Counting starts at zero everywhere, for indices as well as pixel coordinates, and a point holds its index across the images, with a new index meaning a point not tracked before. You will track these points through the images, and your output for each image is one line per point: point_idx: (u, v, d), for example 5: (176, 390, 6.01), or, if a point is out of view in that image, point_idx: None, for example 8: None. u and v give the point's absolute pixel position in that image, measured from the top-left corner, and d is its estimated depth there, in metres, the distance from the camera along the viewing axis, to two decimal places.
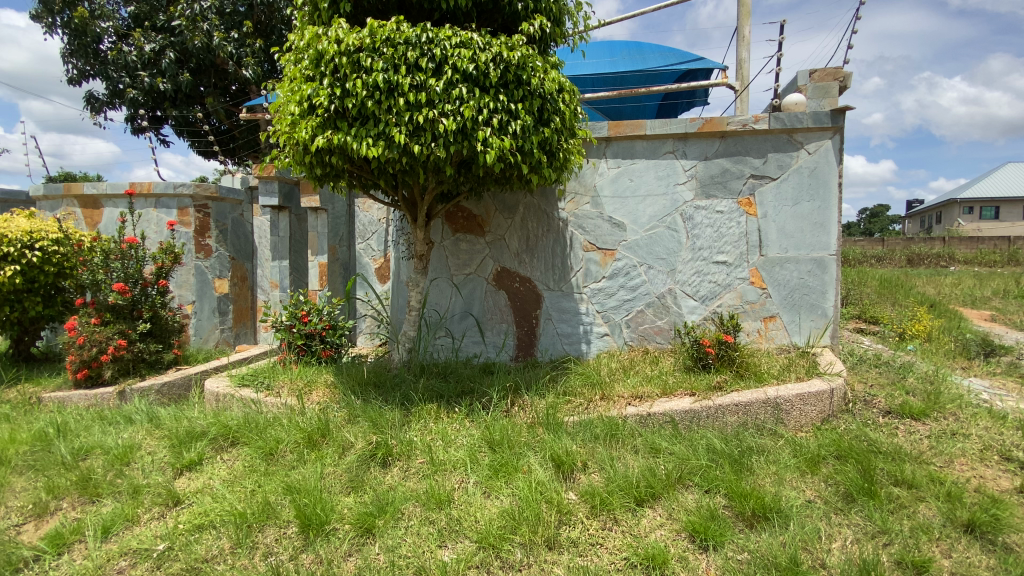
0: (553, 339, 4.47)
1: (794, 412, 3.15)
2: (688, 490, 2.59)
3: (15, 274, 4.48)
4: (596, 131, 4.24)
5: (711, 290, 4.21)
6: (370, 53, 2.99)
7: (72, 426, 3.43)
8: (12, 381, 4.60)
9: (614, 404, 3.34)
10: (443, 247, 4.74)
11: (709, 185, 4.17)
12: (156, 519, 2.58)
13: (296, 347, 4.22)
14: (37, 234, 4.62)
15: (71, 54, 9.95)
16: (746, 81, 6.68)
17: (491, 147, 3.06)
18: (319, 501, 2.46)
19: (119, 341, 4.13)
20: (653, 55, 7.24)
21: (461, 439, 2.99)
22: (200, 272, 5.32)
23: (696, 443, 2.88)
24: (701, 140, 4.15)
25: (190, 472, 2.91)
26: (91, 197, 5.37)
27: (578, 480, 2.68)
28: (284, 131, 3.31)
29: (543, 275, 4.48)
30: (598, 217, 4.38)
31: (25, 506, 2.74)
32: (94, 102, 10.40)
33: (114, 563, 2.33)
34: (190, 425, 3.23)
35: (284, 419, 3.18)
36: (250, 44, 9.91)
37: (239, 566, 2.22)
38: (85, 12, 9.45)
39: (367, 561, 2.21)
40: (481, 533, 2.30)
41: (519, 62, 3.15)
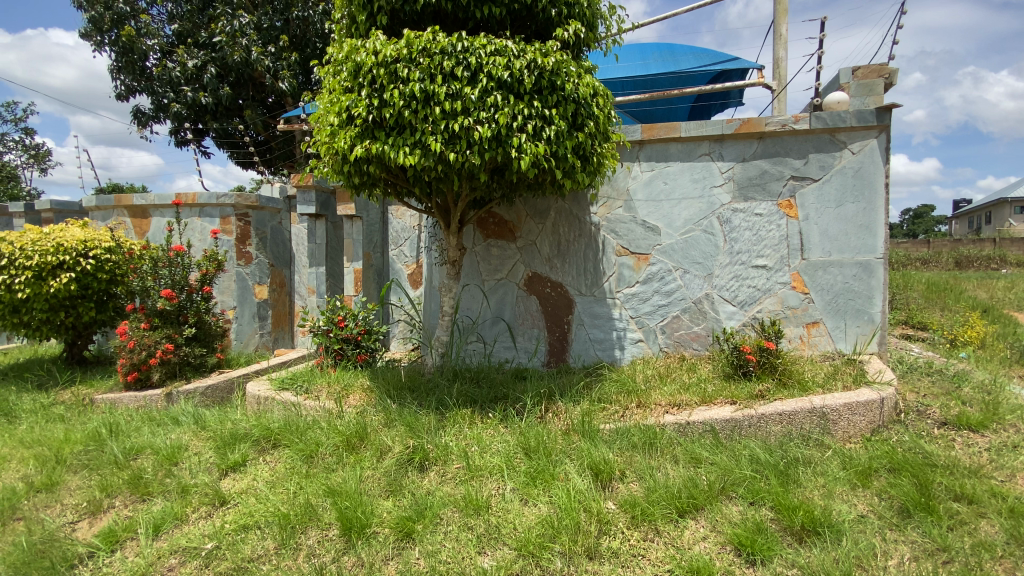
0: (586, 344, 4.42)
1: (842, 421, 3.03)
2: (732, 502, 2.51)
3: (70, 281, 4.72)
4: (630, 134, 4.19)
5: (750, 294, 4.10)
6: (407, 63, 3.04)
7: (123, 427, 3.56)
8: (68, 383, 4.83)
9: (651, 411, 3.27)
10: (474, 252, 4.76)
11: (747, 188, 4.07)
12: (203, 518, 2.65)
13: (333, 351, 4.31)
14: (91, 242, 4.86)
15: (119, 70, 10.45)
16: (783, 80, 6.52)
17: (526, 153, 3.07)
18: (359, 505, 2.48)
19: (167, 345, 4.29)
20: (685, 56, 7.16)
21: (497, 445, 2.98)
22: (241, 279, 5.49)
23: (738, 453, 2.80)
24: (739, 141, 4.06)
25: (234, 473, 2.99)
26: (140, 207, 5.62)
27: (617, 489, 2.63)
28: (323, 141, 3.39)
29: (575, 280, 4.45)
30: (632, 221, 4.32)
31: (80, 504, 2.86)
32: (140, 116, 10.90)
33: (164, 561, 2.40)
34: (234, 427, 3.33)
35: (323, 422, 3.24)
36: (286, 58, 10.27)
37: (284, 567, 2.27)
38: (132, 30, 9.93)
39: (408, 565, 2.23)
40: (520, 541, 2.28)
41: (554, 67, 3.15)
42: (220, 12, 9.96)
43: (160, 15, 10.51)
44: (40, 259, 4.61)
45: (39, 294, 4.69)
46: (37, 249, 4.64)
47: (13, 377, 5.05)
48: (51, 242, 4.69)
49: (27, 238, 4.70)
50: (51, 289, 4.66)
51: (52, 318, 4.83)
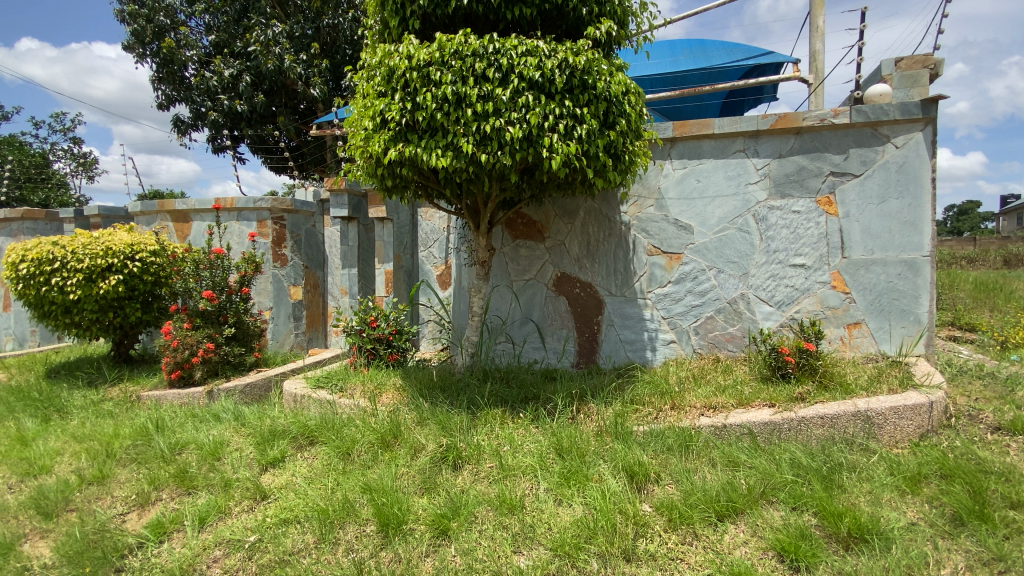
0: (616, 345, 4.38)
1: (888, 426, 2.91)
2: (773, 506, 2.44)
3: (118, 283, 4.94)
4: (661, 131, 4.15)
5: (788, 294, 3.99)
6: (439, 66, 3.07)
7: (168, 423, 3.69)
8: (115, 381, 5.04)
9: (686, 414, 3.20)
10: (503, 253, 4.76)
11: (783, 185, 3.96)
12: (245, 512, 2.73)
13: (366, 351, 4.38)
14: (138, 246, 5.07)
15: (160, 81, 10.87)
16: (820, 74, 6.34)
17: (557, 153, 3.06)
18: (396, 502, 2.52)
19: (208, 344, 4.45)
20: (717, 51, 7.04)
21: (529, 445, 2.97)
22: (277, 280, 5.64)
23: (779, 456, 2.72)
24: (775, 137, 3.96)
25: (274, 468, 3.07)
26: (182, 212, 5.83)
27: (652, 492, 2.59)
28: (358, 145, 3.47)
29: (605, 280, 4.41)
30: (663, 220, 4.26)
31: (130, 496, 2.98)
32: (180, 125, 11.33)
33: (210, 552, 2.48)
34: (272, 424, 3.41)
35: (358, 420, 3.30)
36: (317, 65, 10.53)
37: (323, 562, 2.31)
38: (172, 42, 10.31)
39: (445, 562, 2.25)
40: (556, 541, 2.27)
41: (585, 66, 3.13)
42: (255, 22, 10.27)
43: (199, 26, 10.90)
44: (91, 262, 4.84)
45: (90, 296, 4.91)
46: (88, 252, 4.87)
47: (65, 374, 5.30)
48: (100, 246, 4.91)
49: (79, 242, 4.94)
50: (100, 291, 4.88)
51: (101, 318, 5.06)
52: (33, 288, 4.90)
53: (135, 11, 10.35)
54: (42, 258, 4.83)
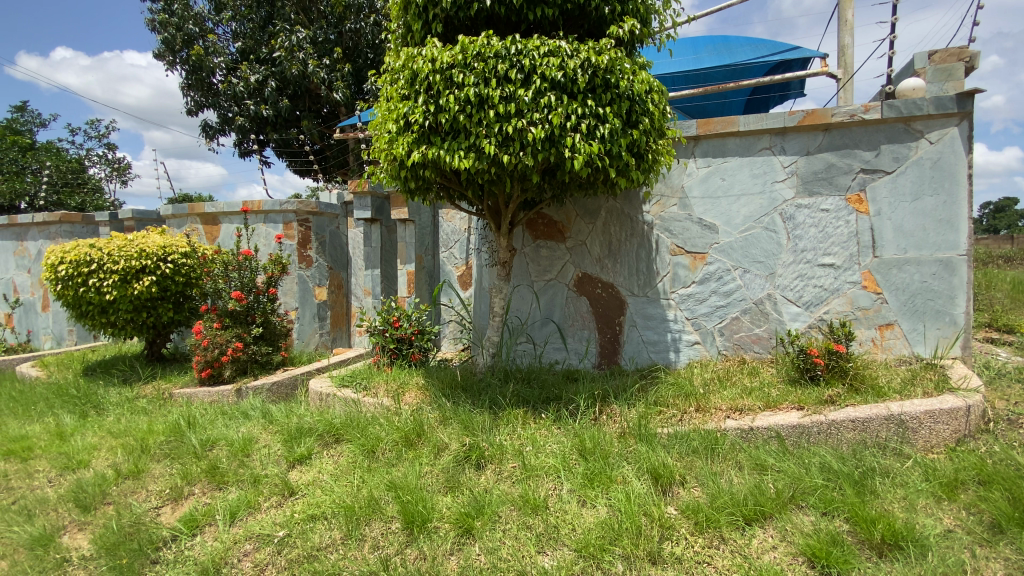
0: (638, 346, 4.34)
1: (923, 430, 2.82)
2: (802, 511, 2.39)
3: (152, 284, 5.10)
4: (685, 130, 4.10)
5: (816, 295, 3.90)
6: (462, 68, 3.09)
7: (200, 420, 3.80)
8: (149, 378, 5.20)
9: (712, 416, 3.16)
10: (524, 253, 4.76)
11: (811, 182, 3.88)
12: (274, 507, 2.79)
13: (389, 350, 4.44)
14: (170, 248, 5.23)
15: (189, 88, 11.18)
16: (849, 68, 6.18)
17: (580, 153, 3.05)
18: (420, 500, 2.54)
19: (237, 343, 4.56)
20: (741, 47, 6.93)
21: (552, 446, 2.96)
22: (303, 281, 5.75)
23: (808, 460, 2.66)
24: (802, 134, 3.87)
25: (301, 465, 3.13)
26: (211, 215, 6.00)
27: (678, 494, 2.56)
28: (382, 148, 3.51)
29: (627, 281, 4.38)
30: (687, 219, 4.21)
31: (163, 490, 3.08)
32: (208, 130, 11.64)
33: (241, 546, 2.55)
34: (299, 421, 3.48)
35: (383, 419, 3.34)
36: (340, 69, 10.73)
37: (350, 557, 2.35)
38: (201, 49, 10.59)
39: (469, 561, 2.26)
40: (580, 542, 2.27)
41: (608, 65, 3.12)
42: (279, 29, 10.51)
43: (226, 33, 11.18)
44: (126, 264, 5.01)
45: (125, 297, 5.08)
46: (123, 255, 5.04)
47: (101, 372, 5.49)
48: (135, 248, 5.08)
49: (114, 244, 5.11)
50: (135, 292, 5.05)
51: (136, 318, 5.22)
52: (71, 289, 5.09)
53: (166, 20, 10.67)
54: (80, 260, 5.01)
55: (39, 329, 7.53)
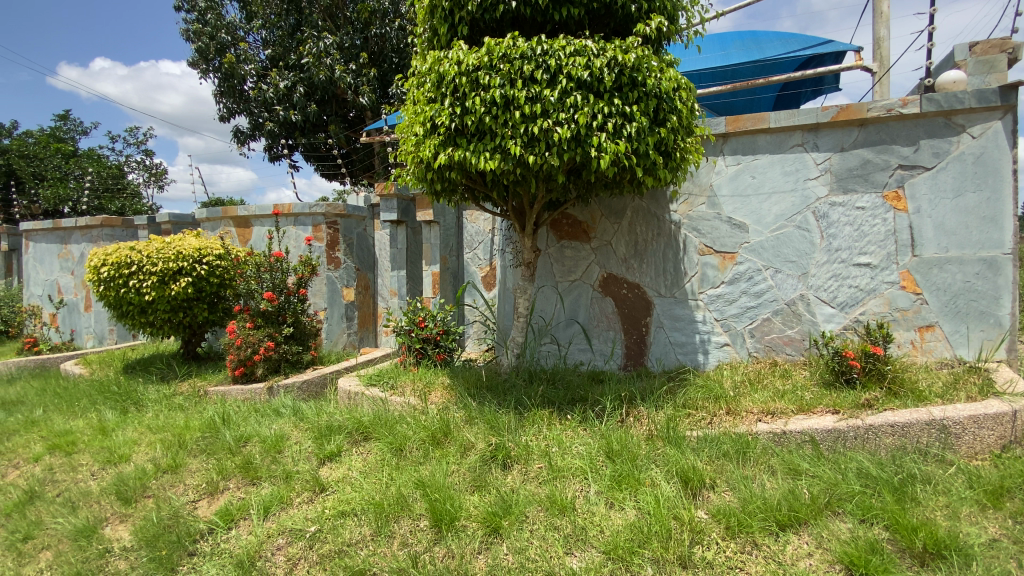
0: (665, 348, 4.29)
1: (966, 436, 2.71)
2: (839, 518, 2.31)
3: (188, 284, 5.27)
4: (713, 127, 4.04)
5: (851, 295, 3.79)
6: (488, 70, 3.11)
7: (234, 417, 3.90)
8: (185, 376, 5.38)
9: (742, 419, 3.10)
10: (548, 254, 4.75)
11: (846, 180, 3.76)
12: (306, 502, 2.85)
13: (415, 350, 4.49)
14: (205, 250, 5.41)
15: (222, 94, 11.51)
16: (885, 61, 5.99)
17: (606, 152, 3.02)
18: (448, 498, 2.57)
19: (269, 342, 4.69)
20: (771, 42, 6.79)
21: (578, 447, 2.94)
22: (331, 282, 5.86)
23: (844, 465, 2.59)
24: (836, 129, 3.76)
25: (331, 462, 3.19)
26: (244, 218, 6.17)
27: (708, 498, 2.51)
28: (409, 150, 3.55)
29: (654, 281, 4.33)
30: (716, 218, 4.14)
31: (200, 485, 3.17)
32: (240, 135, 11.97)
33: (274, 540, 2.61)
34: (329, 419, 3.55)
35: (410, 418, 3.39)
36: (366, 74, 10.92)
37: (380, 554, 2.39)
38: (233, 58, 10.87)
39: (497, 560, 2.27)
40: (608, 544, 2.25)
41: (635, 63, 3.09)
42: (307, 36, 10.74)
43: (256, 41, 11.50)
44: (164, 265, 5.20)
45: (163, 297, 5.26)
46: (161, 257, 5.23)
47: (140, 369, 5.70)
48: (172, 250, 5.27)
49: (153, 247, 5.30)
50: (172, 292, 5.22)
51: (172, 318, 5.41)
52: (112, 290, 5.28)
53: (200, 30, 11.03)
54: (121, 262, 5.21)
55: (82, 328, 7.87)
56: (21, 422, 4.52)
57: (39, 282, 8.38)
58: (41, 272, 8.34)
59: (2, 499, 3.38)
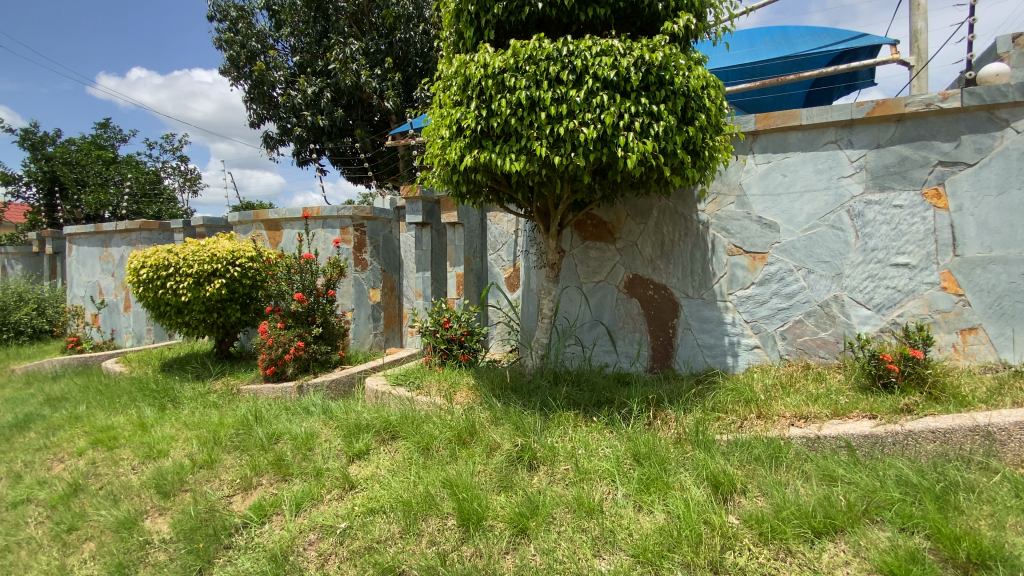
0: (693, 350, 4.22)
1: (1015, 444, 2.58)
2: (877, 526, 2.24)
3: (222, 286, 5.44)
4: (742, 125, 3.97)
5: (888, 297, 3.66)
6: (514, 72, 3.12)
7: (265, 414, 4.00)
8: (219, 375, 5.54)
9: (774, 423, 3.03)
10: (573, 255, 4.74)
11: (883, 177, 3.64)
12: (336, 499, 2.91)
13: (440, 351, 4.54)
14: (238, 253, 5.58)
15: (252, 101, 11.81)
16: (923, 55, 5.77)
17: (632, 151, 3.00)
18: (475, 498, 2.59)
19: (299, 342, 4.80)
20: (801, 38, 6.63)
21: (605, 450, 2.92)
22: (358, 283, 5.96)
23: (882, 472, 2.51)
24: (871, 126, 3.65)
25: (360, 460, 3.25)
26: (274, 221, 6.33)
27: (739, 504, 2.46)
28: (435, 153, 3.59)
29: (681, 282, 4.27)
30: (745, 218, 4.06)
31: (234, 480, 3.26)
32: (269, 140, 12.28)
33: (306, 536, 2.67)
34: (357, 418, 3.61)
35: (436, 418, 3.42)
36: (390, 78, 11.11)
37: (409, 551, 2.42)
38: (263, 65, 11.18)
39: (525, 561, 2.28)
40: (637, 548, 2.23)
41: (662, 62, 3.06)
42: (334, 42, 10.96)
43: (285, 49, 11.78)
44: (199, 267, 5.37)
45: (198, 298, 5.43)
46: (197, 259, 5.41)
47: (177, 368, 5.90)
48: (207, 253, 5.45)
49: (189, 250, 5.49)
50: (207, 293, 5.39)
51: (207, 318, 5.57)
52: (150, 291, 5.47)
53: (231, 39, 11.35)
54: (159, 264, 5.40)
55: (121, 328, 8.19)
56: (66, 417, 4.73)
57: (81, 283, 8.74)
58: (83, 274, 8.70)
59: (50, 490, 3.55)
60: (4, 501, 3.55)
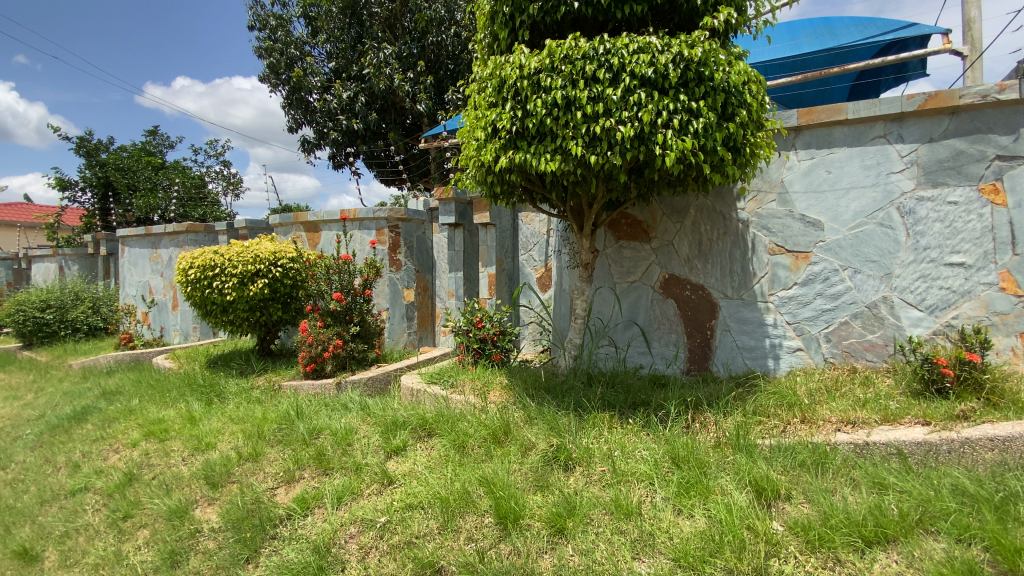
0: (732, 352, 4.13)
1: None
2: (932, 536, 2.14)
3: (264, 285, 5.64)
4: (784, 120, 3.87)
5: (942, 297, 3.49)
6: (550, 72, 3.12)
7: (306, 410, 4.12)
8: (261, 371, 5.75)
9: (819, 428, 2.94)
10: (606, 255, 4.71)
11: (936, 172, 3.48)
12: (375, 494, 2.98)
13: (473, 350, 4.58)
14: (280, 254, 5.78)
15: (289, 106, 12.16)
16: (977, 44, 5.48)
17: (671, 149, 2.96)
18: (513, 497, 2.60)
19: (337, 340, 4.93)
20: (846, 29, 6.39)
21: (642, 452, 2.88)
22: (393, 284, 6.05)
23: (937, 480, 2.40)
24: (923, 119, 3.49)
25: (397, 456, 3.32)
26: (313, 223, 6.52)
27: (784, 510, 2.40)
28: (470, 154, 3.61)
29: (719, 282, 4.18)
30: (788, 216, 3.95)
31: (278, 473, 3.37)
32: (307, 144, 12.65)
33: (347, 529, 2.74)
34: (394, 415, 3.69)
35: (471, 416, 3.46)
36: (422, 81, 11.29)
37: (447, 547, 2.46)
38: (300, 71, 11.50)
39: (563, 561, 2.27)
40: (678, 551, 2.20)
41: (701, 58, 3.01)
42: (368, 47, 11.20)
43: (321, 55, 12.09)
44: (243, 267, 5.58)
45: (242, 297, 5.64)
46: (241, 260, 5.62)
47: (222, 364, 6.14)
48: (251, 254, 5.66)
49: (234, 251, 5.70)
50: (250, 293, 5.60)
51: (250, 316, 5.78)
52: (197, 290, 5.70)
53: (271, 46, 11.74)
54: (205, 264, 5.62)
55: (169, 326, 8.59)
56: (120, 410, 4.98)
57: (133, 283, 9.20)
58: (134, 274, 9.15)
59: (107, 479, 3.75)
60: (65, 488, 3.78)
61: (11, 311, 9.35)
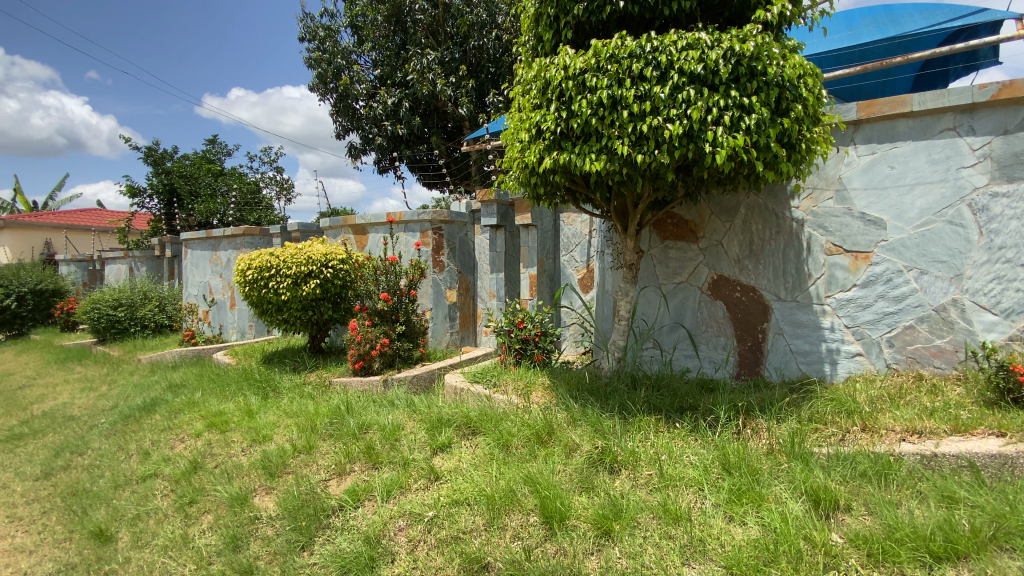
0: (785, 356, 3.98)
1: None
2: (1009, 555, 2.00)
3: (316, 286, 5.89)
4: (842, 114, 3.71)
5: (1020, 301, 3.24)
6: (595, 72, 3.11)
7: (356, 406, 4.27)
8: (313, 367, 5.99)
9: (882, 437, 2.79)
10: (651, 255, 4.65)
11: (1012, 166, 3.23)
12: (422, 488, 3.05)
13: (515, 350, 4.61)
14: (330, 255, 6.00)
15: (337, 114, 12.60)
16: None
17: (721, 147, 2.89)
18: (558, 497, 2.61)
19: (384, 339, 5.08)
20: (909, 17, 6.04)
21: (690, 457, 2.82)
22: (436, 284, 6.19)
23: (1014, 496, 2.23)
24: (998, 109, 3.25)
25: (443, 452, 3.38)
26: (361, 226, 6.74)
27: (843, 521, 2.30)
28: (514, 156, 3.65)
29: (771, 284, 4.05)
30: (846, 214, 3.77)
31: (330, 465, 3.51)
32: (354, 150, 13.06)
33: (395, 521, 2.83)
34: (439, 412, 3.77)
35: (514, 416, 3.49)
36: (464, 85, 11.47)
37: (493, 544, 2.50)
38: (347, 79, 11.89)
39: (610, 562, 2.26)
40: (730, 559, 2.14)
41: (753, 52, 2.94)
42: (412, 53, 11.49)
43: (367, 62, 12.41)
44: (297, 269, 5.84)
45: (295, 297, 5.90)
46: (295, 261, 5.88)
47: (276, 361, 6.44)
48: (303, 256, 5.91)
49: (288, 253, 5.97)
50: (303, 293, 5.85)
51: (303, 316, 6.03)
52: (254, 290, 6.00)
53: (320, 57, 12.20)
54: (262, 266, 5.91)
55: (228, 324, 9.07)
56: (185, 403, 5.30)
57: (195, 283, 9.78)
58: (196, 274, 9.73)
59: (173, 467, 4.01)
60: (137, 474, 4.07)
61: (87, 309, 10.09)
